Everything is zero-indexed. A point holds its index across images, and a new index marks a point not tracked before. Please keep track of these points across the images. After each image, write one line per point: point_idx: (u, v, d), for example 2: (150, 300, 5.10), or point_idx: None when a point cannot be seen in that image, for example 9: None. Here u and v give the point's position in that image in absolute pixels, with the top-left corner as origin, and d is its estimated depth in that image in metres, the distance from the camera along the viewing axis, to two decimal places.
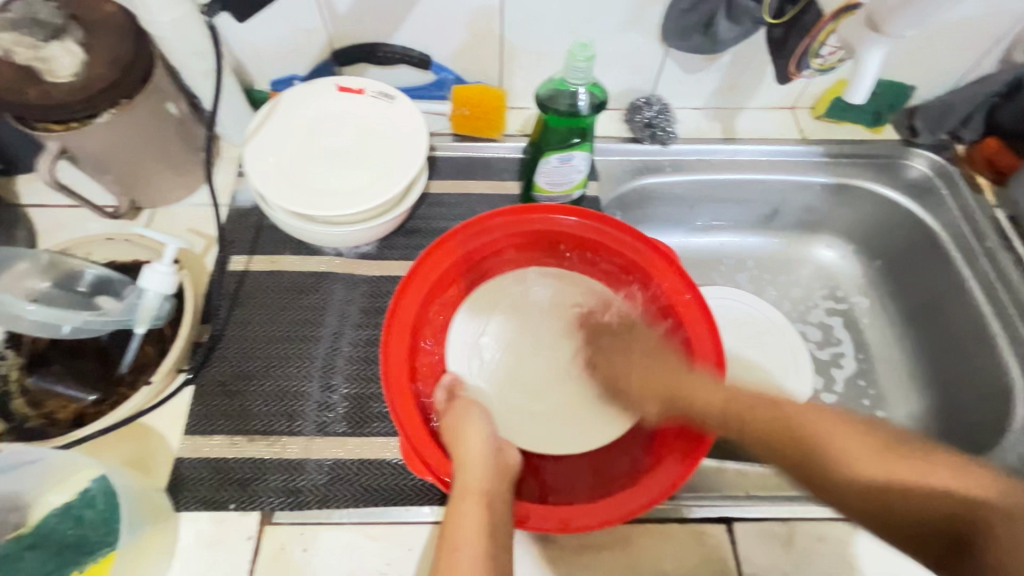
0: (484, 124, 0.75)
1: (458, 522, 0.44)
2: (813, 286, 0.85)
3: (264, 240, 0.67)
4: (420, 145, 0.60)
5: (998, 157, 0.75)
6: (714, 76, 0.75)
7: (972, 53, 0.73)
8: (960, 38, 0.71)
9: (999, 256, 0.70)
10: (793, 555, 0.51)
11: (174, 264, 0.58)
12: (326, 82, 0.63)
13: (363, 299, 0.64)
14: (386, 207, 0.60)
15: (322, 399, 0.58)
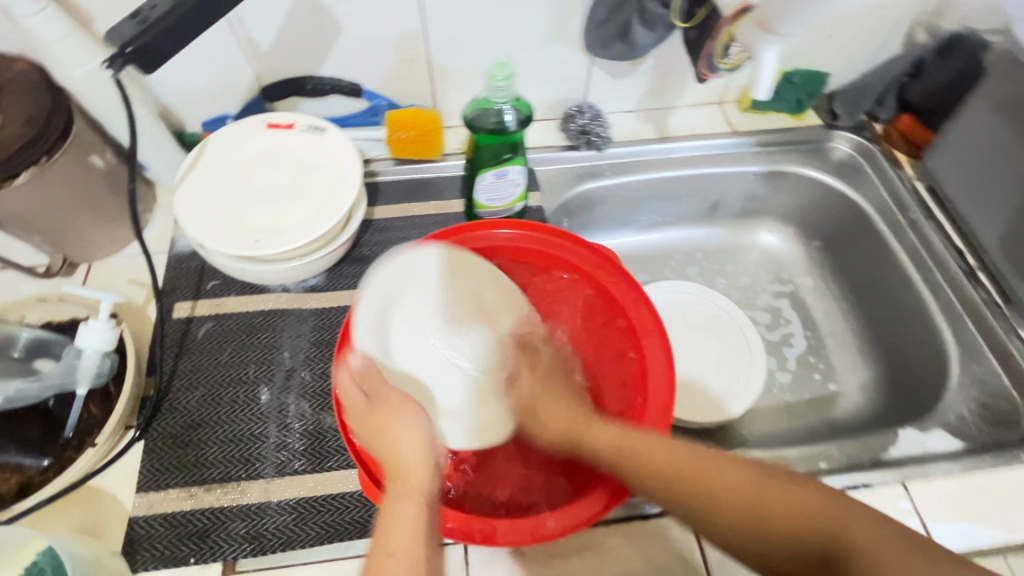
0: (423, 147, 0.75)
1: (390, 524, 0.41)
2: (760, 271, 0.88)
3: (207, 284, 0.66)
4: (355, 173, 0.60)
5: (913, 133, 0.79)
6: (641, 79, 0.78)
7: (878, 37, 0.77)
8: (864, 25, 0.75)
9: (923, 225, 0.74)
10: None
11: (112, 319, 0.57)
12: (255, 121, 0.63)
13: (314, 332, 0.64)
14: (327, 238, 0.60)
15: (278, 440, 0.57)
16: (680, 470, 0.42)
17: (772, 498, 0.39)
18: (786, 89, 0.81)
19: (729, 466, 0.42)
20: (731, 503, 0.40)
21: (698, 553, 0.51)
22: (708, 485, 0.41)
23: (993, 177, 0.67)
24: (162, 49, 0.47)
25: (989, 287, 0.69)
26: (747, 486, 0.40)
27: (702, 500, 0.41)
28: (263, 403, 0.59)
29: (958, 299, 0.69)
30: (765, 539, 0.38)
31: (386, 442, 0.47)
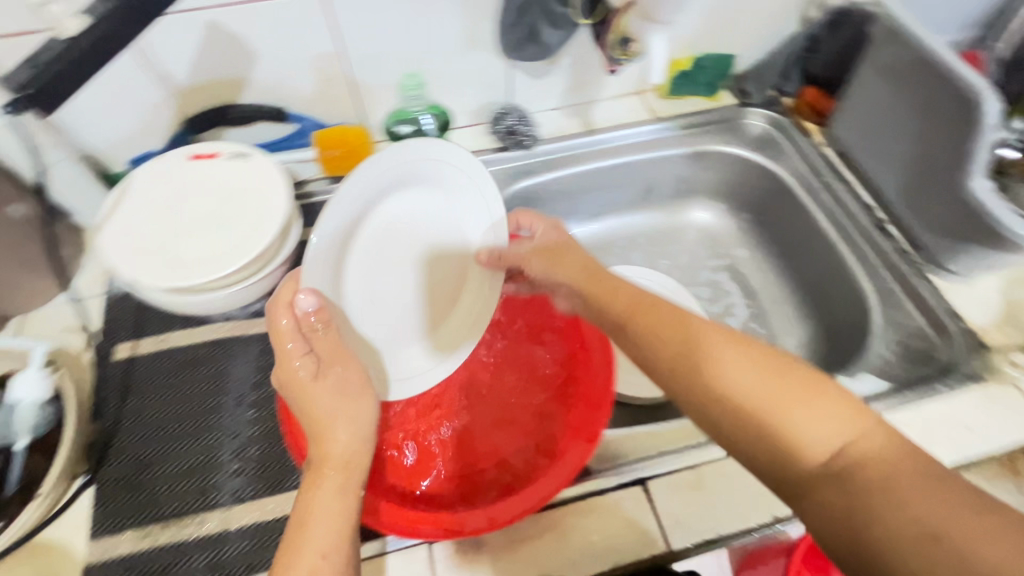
0: (355, 160, 0.77)
1: (308, 513, 0.43)
2: (698, 248, 0.92)
3: (146, 321, 0.65)
4: (283, 196, 0.61)
5: (818, 103, 0.84)
6: (561, 77, 0.81)
7: (776, 17, 0.82)
8: (760, 7, 0.80)
9: (836, 187, 0.79)
10: (706, 496, 0.55)
11: (46, 369, 0.56)
12: (177, 154, 0.63)
13: (261, 356, 0.64)
14: (263, 262, 0.60)
15: (234, 467, 0.57)
16: (692, 350, 0.40)
17: (796, 403, 0.36)
18: (700, 73, 0.85)
19: (757, 356, 0.38)
20: (736, 396, 0.37)
21: (654, 519, 0.54)
22: (721, 372, 0.38)
23: (887, 137, 0.72)
24: (63, 91, 0.47)
25: (898, 238, 0.73)
26: (769, 386, 0.37)
27: (705, 379, 0.38)
28: (214, 433, 0.59)
29: (872, 252, 0.73)
30: (766, 440, 0.36)
31: (319, 421, 0.48)
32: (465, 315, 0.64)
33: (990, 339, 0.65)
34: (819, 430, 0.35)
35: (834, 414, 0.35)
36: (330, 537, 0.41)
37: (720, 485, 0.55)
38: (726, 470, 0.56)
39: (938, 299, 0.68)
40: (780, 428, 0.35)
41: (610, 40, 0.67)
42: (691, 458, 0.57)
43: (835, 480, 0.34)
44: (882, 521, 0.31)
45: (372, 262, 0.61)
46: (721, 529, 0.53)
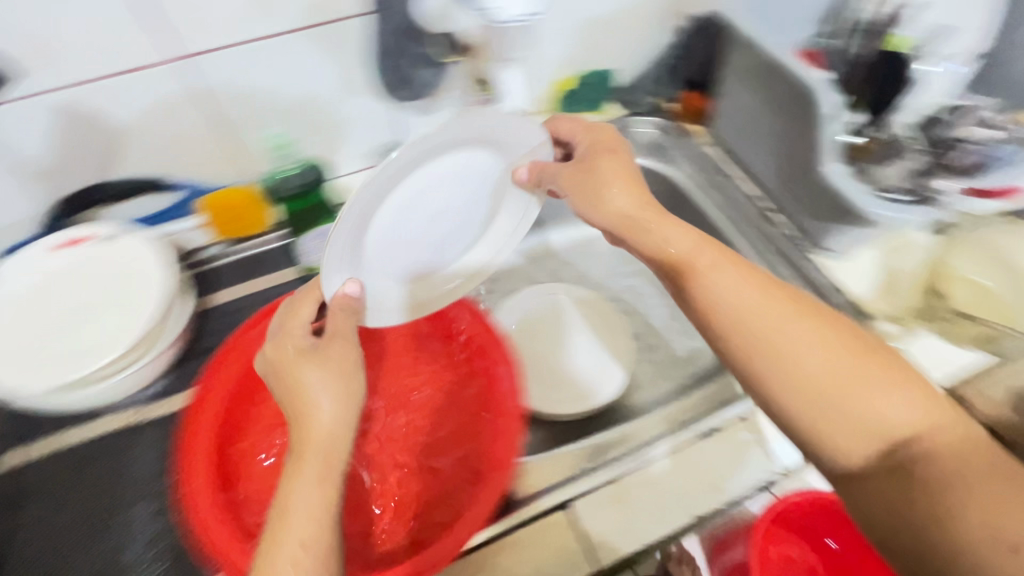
0: (246, 223, 0.74)
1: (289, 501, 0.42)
2: (613, 255, 0.94)
3: (34, 423, 0.61)
4: (164, 273, 0.59)
5: (700, 105, 0.89)
6: None
7: (648, 30, 0.86)
8: (631, 23, 0.83)
9: (724, 181, 0.83)
10: (627, 506, 0.56)
11: None
12: (45, 244, 0.60)
13: (164, 438, 0.61)
14: (150, 342, 0.58)
15: (140, 562, 0.54)
16: (761, 324, 0.44)
17: (865, 382, 0.40)
18: (585, 90, 0.88)
19: (820, 328, 0.43)
20: (801, 368, 0.42)
21: (580, 541, 0.54)
22: (791, 349, 0.42)
23: (757, 132, 0.76)
24: None
25: (785, 224, 0.78)
26: (839, 364, 0.41)
27: (772, 351, 0.43)
28: (121, 531, 0.55)
29: (763, 240, 0.77)
30: (829, 419, 0.40)
31: (304, 407, 0.47)
32: (444, 287, 0.67)
33: (874, 309, 0.69)
34: (886, 412, 0.39)
35: (899, 391, 0.40)
36: (306, 527, 0.41)
37: (641, 493, 0.57)
38: (646, 478, 0.58)
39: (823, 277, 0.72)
40: (843, 406, 0.40)
41: (469, 78, 0.73)
42: (609, 473, 0.58)
43: (884, 465, 0.39)
44: (942, 492, 0.36)
45: (397, 232, 0.58)
46: (645, 538, 0.54)
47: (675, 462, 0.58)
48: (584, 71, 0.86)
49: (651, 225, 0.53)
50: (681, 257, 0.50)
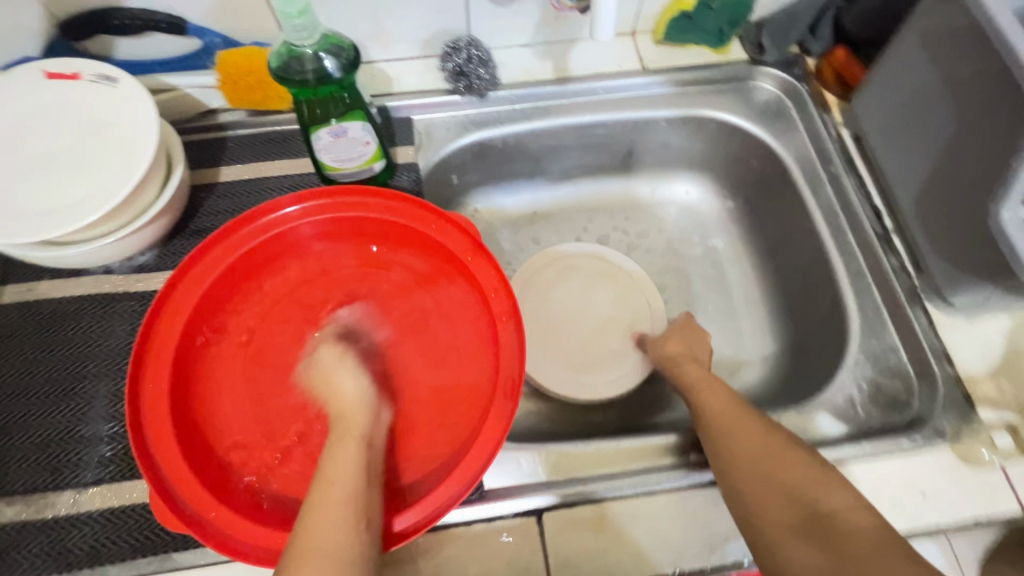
0: (262, 97, 0.63)
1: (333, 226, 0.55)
2: (678, 228, 0.80)
3: (17, 265, 0.58)
4: (151, 117, 0.52)
5: (846, 69, 0.68)
6: (533, 6, 0.66)
7: None
8: None
9: (843, 180, 0.66)
10: (602, 538, 0.49)
11: None
12: (30, 68, 0.53)
13: (136, 303, 0.57)
14: (135, 211, 0.53)
15: (83, 421, 0.53)
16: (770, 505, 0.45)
17: (787, 471, 0.46)
18: (706, 17, 0.69)
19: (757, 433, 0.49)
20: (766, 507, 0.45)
21: (542, 557, 0.48)
22: (734, 431, 0.50)
23: (887, 111, 0.60)
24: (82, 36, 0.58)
25: (901, 254, 0.61)
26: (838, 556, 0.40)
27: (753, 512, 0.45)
28: (86, 427, 0.52)
29: (857, 259, 0.63)
30: (756, 483, 0.46)
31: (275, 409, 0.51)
32: None
33: (1015, 402, 0.54)
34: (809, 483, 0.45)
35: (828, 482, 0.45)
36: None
37: (621, 527, 0.49)
38: (632, 510, 0.50)
39: (930, 335, 0.57)
40: (761, 464, 0.47)
41: None
42: (612, 488, 0.51)
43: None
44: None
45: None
46: (613, 551, 0.49)
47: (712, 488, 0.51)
48: None
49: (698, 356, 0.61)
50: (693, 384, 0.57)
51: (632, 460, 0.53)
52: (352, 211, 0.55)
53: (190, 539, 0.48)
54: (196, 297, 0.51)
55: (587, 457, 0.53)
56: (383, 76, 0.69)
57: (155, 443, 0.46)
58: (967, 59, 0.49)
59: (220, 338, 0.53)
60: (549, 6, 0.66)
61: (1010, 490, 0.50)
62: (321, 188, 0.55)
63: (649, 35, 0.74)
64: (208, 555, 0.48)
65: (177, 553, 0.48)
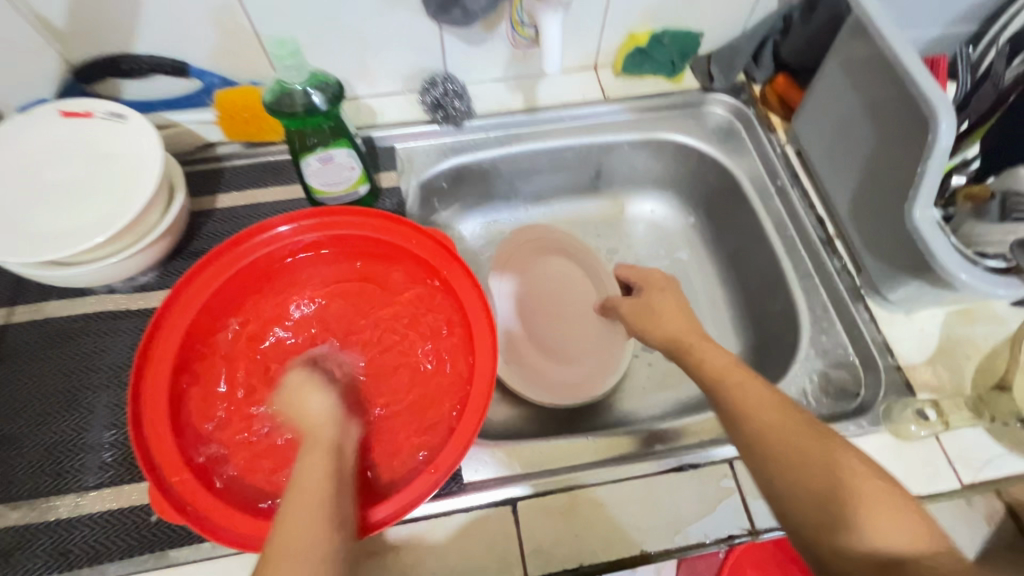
0: (257, 129, 0.69)
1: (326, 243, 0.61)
2: (647, 242, 0.86)
3: (28, 288, 0.62)
4: (157, 148, 0.58)
5: (787, 94, 0.76)
6: (502, 45, 0.73)
7: None
8: None
9: (789, 192, 0.72)
10: (574, 523, 0.53)
11: None
12: (47, 109, 0.59)
13: (137, 319, 0.61)
14: (139, 233, 0.58)
15: (85, 430, 0.56)
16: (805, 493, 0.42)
17: (842, 506, 0.40)
18: (659, 51, 0.77)
19: (787, 416, 0.46)
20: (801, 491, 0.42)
21: (518, 543, 0.52)
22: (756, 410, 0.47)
23: (823, 128, 0.67)
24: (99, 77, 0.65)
25: (844, 257, 0.67)
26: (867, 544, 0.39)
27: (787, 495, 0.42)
28: (88, 436, 0.56)
29: (804, 263, 0.68)
30: (788, 469, 0.43)
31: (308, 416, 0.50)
32: None
33: (950, 387, 0.58)
34: (870, 517, 0.39)
35: (892, 511, 0.39)
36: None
37: (591, 512, 0.53)
38: (601, 497, 0.54)
39: (872, 329, 0.62)
40: (789, 458, 0.43)
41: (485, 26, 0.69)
42: (579, 478, 0.55)
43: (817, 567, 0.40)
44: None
45: None
46: (584, 535, 0.52)
47: (675, 475, 0.55)
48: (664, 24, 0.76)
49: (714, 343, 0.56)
50: (712, 375, 0.52)
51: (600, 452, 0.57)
52: (343, 228, 0.60)
53: (187, 536, 0.51)
54: (194, 310, 0.56)
55: (557, 450, 0.57)
56: (368, 110, 0.76)
57: (154, 444, 0.50)
58: (881, 79, 0.56)
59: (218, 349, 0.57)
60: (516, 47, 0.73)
61: (949, 467, 0.54)
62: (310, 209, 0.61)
63: (610, 68, 0.81)
64: (202, 551, 0.51)
65: (173, 550, 0.51)
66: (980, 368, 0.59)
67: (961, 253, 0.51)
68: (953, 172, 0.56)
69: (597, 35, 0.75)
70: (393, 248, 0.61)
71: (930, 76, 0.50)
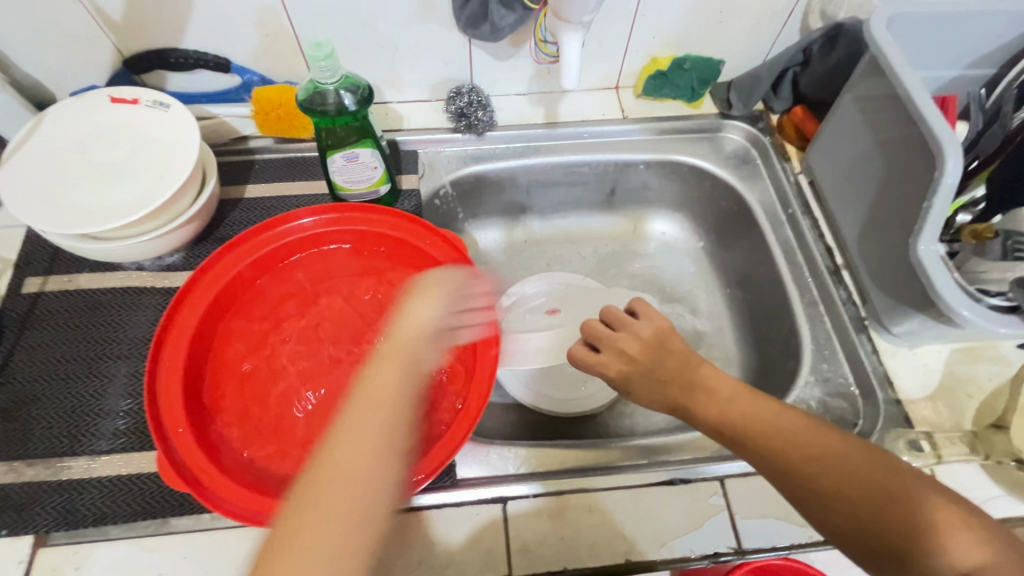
0: (290, 127, 0.73)
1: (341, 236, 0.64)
2: (656, 260, 0.87)
3: (62, 259, 0.66)
4: (195, 136, 0.61)
5: (803, 124, 0.77)
6: (527, 62, 0.76)
7: (770, 18, 0.74)
8: (752, 6, 0.72)
9: (800, 221, 0.73)
10: (561, 526, 0.53)
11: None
12: (98, 94, 0.63)
13: (161, 296, 0.65)
14: (171, 214, 0.61)
15: (102, 398, 0.59)
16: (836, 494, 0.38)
17: (883, 499, 0.36)
18: (679, 76, 0.79)
19: (788, 414, 0.42)
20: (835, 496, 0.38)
21: (504, 543, 0.53)
22: (756, 415, 0.43)
23: (835, 158, 0.68)
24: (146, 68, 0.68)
25: (850, 287, 0.68)
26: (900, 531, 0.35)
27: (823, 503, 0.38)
28: (104, 403, 0.58)
29: (811, 291, 0.69)
30: (806, 478, 0.39)
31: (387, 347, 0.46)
32: None
33: (952, 426, 0.58)
34: (919, 515, 0.35)
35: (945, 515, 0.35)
36: (352, 503, 0.35)
37: (579, 518, 0.54)
38: (590, 504, 0.55)
39: (873, 361, 0.62)
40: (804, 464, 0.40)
41: (511, 42, 0.72)
42: (569, 483, 0.55)
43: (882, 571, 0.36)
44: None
45: None
46: (570, 539, 0.53)
47: (665, 488, 0.55)
48: (689, 50, 0.78)
49: (705, 382, 0.47)
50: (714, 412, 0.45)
51: (593, 460, 0.58)
52: (359, 222, 0.63)
53: (188, 507, 0.53)
54: (213, 289, 0.59)
55: (550, 454, 0.58)
56: (395, 115, 0.79)
57: (166, 413, 0.52)
58: (893, 114, 0.57)
59: (233, 328, 0.60)
60: (540, 63, 0.76)
61: None
62: (330, 203, 0.64)
63: (631, 89, 0.84)
64: (202, 523, 0.53)
65: (173, 520, 0.53)
66: (983, 409, 0.59)
67: (964, 289, 0.51)
68: (961, 211, 0.57)
69: (619, 57, 0.78)
70: (405, 246, 0.63)
71: (939, 115, 0.51)
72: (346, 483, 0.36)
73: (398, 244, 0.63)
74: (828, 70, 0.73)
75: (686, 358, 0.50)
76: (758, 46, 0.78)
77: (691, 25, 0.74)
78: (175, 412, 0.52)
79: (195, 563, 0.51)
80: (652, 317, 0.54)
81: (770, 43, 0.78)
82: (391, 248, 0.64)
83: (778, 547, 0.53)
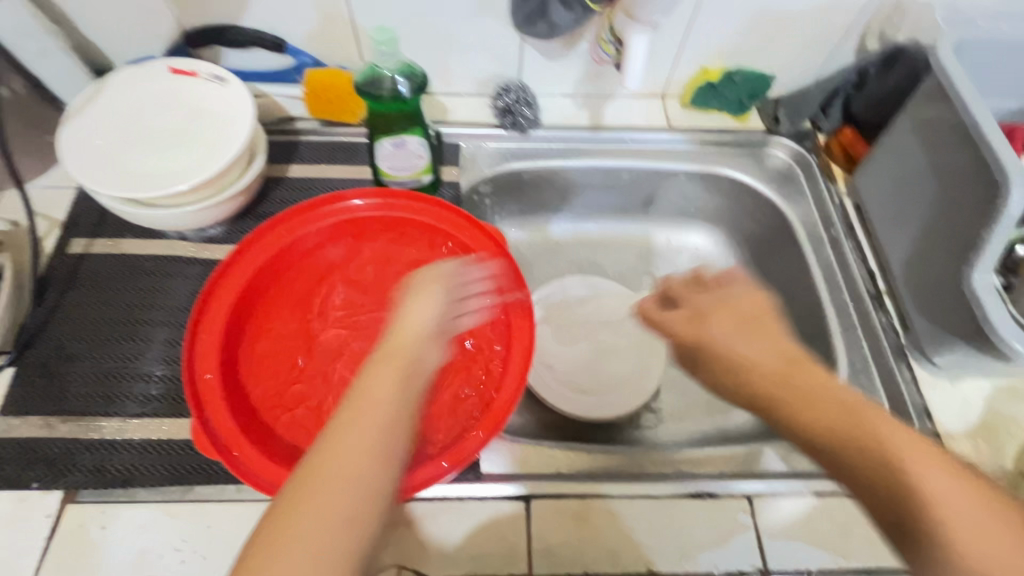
0: (339, 109, 0.74)
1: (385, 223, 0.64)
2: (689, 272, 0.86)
3: (108, 223, 0.67)
4: (249, 111, 0.62)
5: (852, 146, 0.76)
6: (577, 64, 0.76)
7: (826, 36, 0.73)
8: (810, 23, 0.72)
9: (843, 243, 0.72)
10: (583, 529, 0.53)
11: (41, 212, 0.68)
12: (159, 64, 0.65)
13: (200, 267, 0.65)
14: (219, 186, 0.62)
15: (136, 361, 0.59)
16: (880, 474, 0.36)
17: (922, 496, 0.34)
18: (728, 88, 0.79)
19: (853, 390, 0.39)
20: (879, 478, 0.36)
21: (525, 541, 0.52)
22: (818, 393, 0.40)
23: (885, 183, 0.67)
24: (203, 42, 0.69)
25: (891, 313, 0.66)
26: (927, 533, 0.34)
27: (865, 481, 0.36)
28: (138, 366, 0.59)
29: (850, 314, 0.67)
30: (853, 457, 0.37)
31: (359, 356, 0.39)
32: None
33: (992, 463, 0.56)
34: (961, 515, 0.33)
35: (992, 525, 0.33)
36: (332, 525, 0.32)
37: (603, 522, 0.53)
38: (614, 509, 0.54)
39: (912, 391, 0.61)
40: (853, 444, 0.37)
41: (563, 41, 0.72)
42: (593, 487, 0.55)
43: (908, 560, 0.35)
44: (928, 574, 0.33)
45: None
46: (592, 543, 0.52)
47: (691, 500, 0.55)
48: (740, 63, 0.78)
49: (791, 354, 0.42)
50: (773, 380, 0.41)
51: (619, 466, 0.57)
52: (405, 211, 0.63)
53: (214, 476, 0.54)
54: (258, 262, 0.59)
55: (576, 455, 0.57)
56: (440, 107, 0.79)
57: (203, 380, 0.53)
58: (955, 142, 0.56)
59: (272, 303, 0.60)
60: (590, 65, 0.76)
61: None
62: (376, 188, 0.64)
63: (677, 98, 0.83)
64: (226, 493, 0.53)
65: (199, 488, 0.53)
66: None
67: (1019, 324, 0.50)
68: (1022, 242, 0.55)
69: (669, 65, 0.78)
70: (448, 239, 0.63)
71: (1005, 144, 0.50)
72: (329, 493, 0.32)
73: (441, 237, 0.63)
74: (884, 92, 0.72)
75: (768, 324, 0.45)
76: (810, 64, 0.78)
77: (745, 38, 0.74)
78: (212, 380, 0.53)
79: (219, 532, 0.51)
80: (733, 280, 0.50)
81: (823, 62, 0.78)
82: (433, 241, 0.64)
83: (804, 570, 0.52)
